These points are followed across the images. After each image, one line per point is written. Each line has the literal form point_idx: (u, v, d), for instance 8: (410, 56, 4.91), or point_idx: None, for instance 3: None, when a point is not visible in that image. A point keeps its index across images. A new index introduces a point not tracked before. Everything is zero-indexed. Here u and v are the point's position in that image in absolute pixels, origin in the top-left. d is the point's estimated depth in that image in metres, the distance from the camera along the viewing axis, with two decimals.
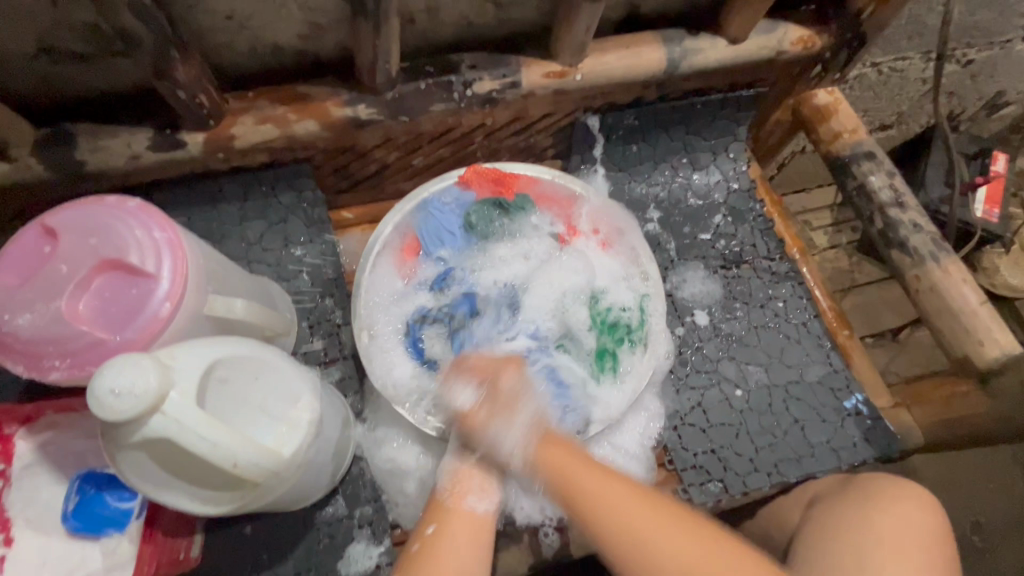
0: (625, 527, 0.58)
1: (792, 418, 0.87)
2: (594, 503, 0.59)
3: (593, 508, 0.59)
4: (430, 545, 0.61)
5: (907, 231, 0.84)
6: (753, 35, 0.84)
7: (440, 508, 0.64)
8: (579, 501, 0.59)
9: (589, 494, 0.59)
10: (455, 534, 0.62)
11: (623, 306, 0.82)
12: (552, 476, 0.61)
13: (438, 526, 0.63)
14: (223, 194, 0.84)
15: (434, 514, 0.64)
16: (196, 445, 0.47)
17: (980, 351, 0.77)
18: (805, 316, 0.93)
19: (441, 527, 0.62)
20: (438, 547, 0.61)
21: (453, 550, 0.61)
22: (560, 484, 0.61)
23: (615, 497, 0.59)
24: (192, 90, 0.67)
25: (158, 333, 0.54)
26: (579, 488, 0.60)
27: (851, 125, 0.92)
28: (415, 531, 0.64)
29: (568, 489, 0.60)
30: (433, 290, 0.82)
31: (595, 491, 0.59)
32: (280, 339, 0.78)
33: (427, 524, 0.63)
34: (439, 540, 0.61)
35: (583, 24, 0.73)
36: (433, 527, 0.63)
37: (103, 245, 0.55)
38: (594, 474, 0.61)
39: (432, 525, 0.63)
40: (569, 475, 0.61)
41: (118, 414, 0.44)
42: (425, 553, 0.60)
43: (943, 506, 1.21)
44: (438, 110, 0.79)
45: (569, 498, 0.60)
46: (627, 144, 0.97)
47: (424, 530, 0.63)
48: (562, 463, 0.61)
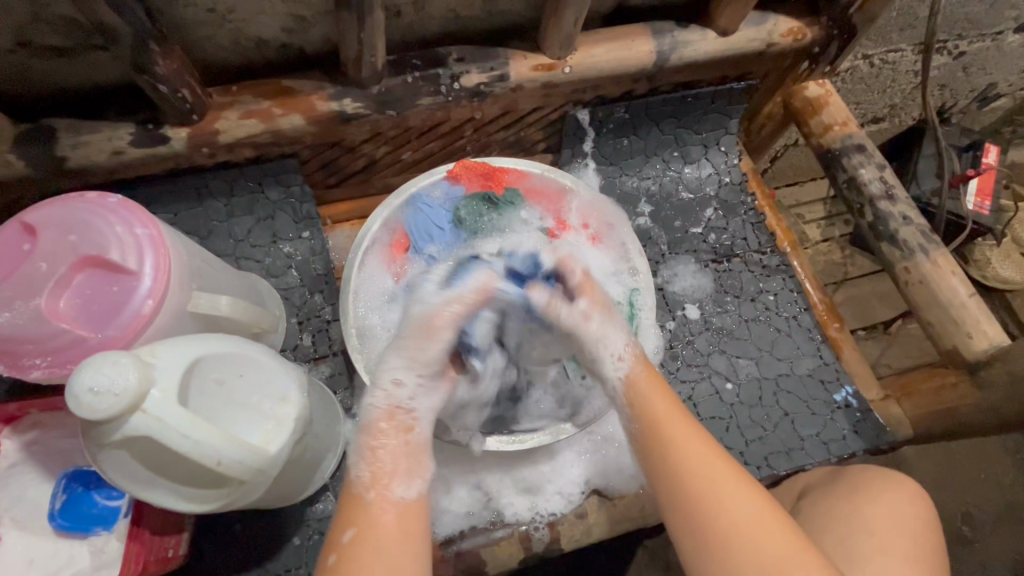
0: (703, 476, 0.54)
1: (782, 411, 0.87)
2: (674, 431, 0.58)
3: (673, 445, 0.57)
4: (350, 555, 0.52)
5: (897, 223, 0.84)
6: (743, 26, 0.83)
7: (359, 506, 0.55)
8: (663, 431, 0.58)
9: (677, 434, 0.57)
10: (380, 534, 0.54)
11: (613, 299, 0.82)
12: (638, 402, 0.61)
13: (358, 531, 0.53)
14: (210, 190, 0.83)
15: (352, 515, 0.55)
16: (179, 443, 0.47)
17: (969, 343, 0.77)
18: (796, 309, 0.93)
19: (360, 529, 0.54)
20: (360, 554, 0.52)
21: (371, 560, 0.52)
22: (647, 419, 0.59)
23: (694, 448, 0.56)
24: (174, 84, 0.66)
25: (140, 331, 0.54)
26: (665, 428, 0.58)
27: (842, 118, 0.92)
28: (331, 544, 0.54)
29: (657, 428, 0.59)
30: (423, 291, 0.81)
31: (682, 435, 0.57)
32: (268, 335, 0.78)
33: (344, 529, 0.54)
34: (361, 550, 0.52)
35: (571, 16, 0.72)
36: (353, 533, 0.53)
37: (82, 243, 0.54)
38: (689, 423, 0.58)
39: (350, 531, 0.54)
40: (657, 402, 0.60)
41: (97, 412, 0.43)
42: (343, 567, 0.52)
43: (934, 496, 1.22)
44: (425, 103, 0.78)
45: (653, 432, 0.58)
46: (618, 138, 0.97)
47: (340, 537, 0.54)
48: (654, 400, 0.60)
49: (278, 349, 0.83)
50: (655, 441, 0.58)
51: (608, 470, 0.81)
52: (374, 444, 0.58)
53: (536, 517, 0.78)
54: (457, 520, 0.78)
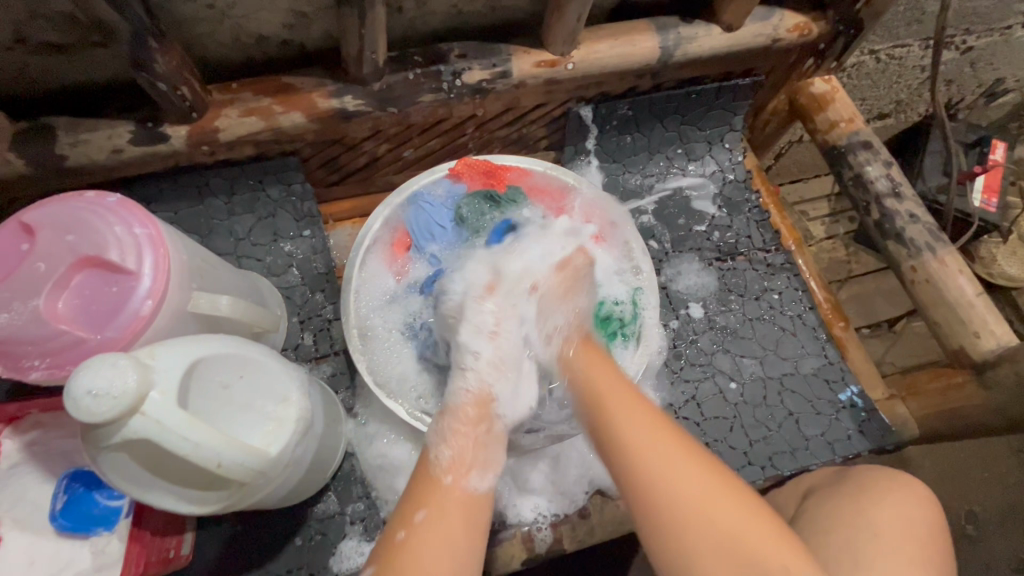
0: (659, 457, 0.53)
1: (787, 411, 0.86)
2: (615, 413, 0.57)
3: (630, 429, 0.55)
4: (420, 535, 0.53)
5: (904, 221, 0.83)
6: (749, 22, 0.82)
7: (435, 485, 0.57)
8: (612, 411, 0.57)
9: (623, 412, 0.57)
10: (452, 514, 0.55)
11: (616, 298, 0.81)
12: (588, 381, 0.62)
13: (431, 512, 0.54)
14: (210, 188, 0.83)
15: (424, 497, 0.56)
16: (179, 445, 0.46)
17: (976, 343, 0.77)
18: (801, 308, 0.93)
19: (434, 510, 0.55)
20: (446, 532, 0.53)
21: (455, 541, 0.53)
22: (595, 394, 0.60)
23: (644, 423, 0.56)
24: (173, 81, 0.65)
25: (139, 332, 0.53)
26: (612, 407, 0.58)
27: (848, 114, 0.91)
28: (396, 522, 0.55)
29: (605, 405, 0.59)
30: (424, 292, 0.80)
31: (632, 419, 0.56)
32: (268, 335, 0.77)
33: (415, 510, 0.55)
34: (439, 529, 0.53)
35: (575, 11, 0.71)
36: (427, 514, 0.54)
37: (80, 243, 0.53)
38: (631, 405, 0.57)
39: (422, 512, 0.55)
40: (601, 381, 0.61)
41: (96, 416, 0.43)
42: (410, 547, 0.52)
43: (939, 495, 1.21)
44: (427, 100, 0.77)
45: (602, 409, 0.58)
46: (621, 135, 0.96)
47: (412, 516, 0.54)
48: (600, 381, 0.61)
49: (280, 349, 0.83)
50: (601, 423, 0.57)
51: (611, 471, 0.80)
52: (455, 424, 0.61)
53: (539, 517, 0.78)
54: None
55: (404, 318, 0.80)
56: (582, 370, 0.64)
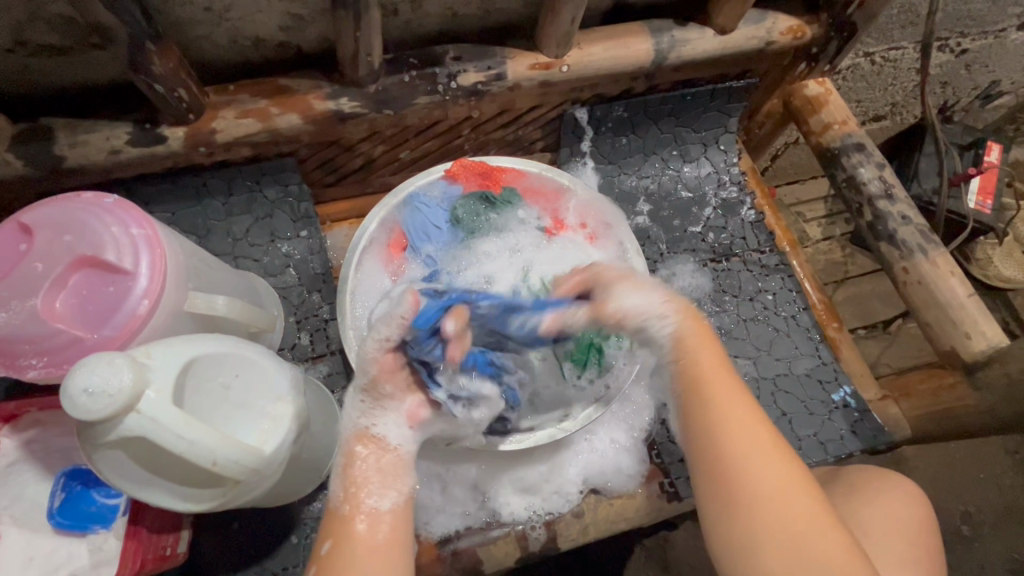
0: (749, 452, 0.53)
1: (780, 411, 0.87)
2: (721, 401, 0.55)
3: (724, 418, 0.55)
4: (330, 564, 0.53)
5: (896, 223, 0.84)
6: (742, 25, 0.83)
7: (336, 518, 0.55)
8: (709, 406, 0.55)
9: (719, 401, 0.56)
10: (358, 544, 0.54)
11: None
12: (684, 368, 0.58)
13: (332, 544, 0.54)
14: (207, 189, 0.84)
15: (329, 529, 0.56)
16: (174, 443, 0.47)
17: (966, 344, 0.77)
18: (794, 308, 0.93)
19: (337, 542, 0.54)
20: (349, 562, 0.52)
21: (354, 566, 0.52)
22: (691, 396, 0.57)
23: (741, 415, 0.55)
24: (170, 83, 0.66)
25: (136, 331, 0.54)
26: (710, 392, 0.56)
27: (841, 117, 0.91)
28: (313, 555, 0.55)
29: (704, 387, 0.57)
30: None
31: (733, 412, 0.55)
32: (265, 335, 0.78)
33: (322, 541, 0.55)
34: (340, 558, 0.53)
35: (569, 14, 0.72)
36: (328, 545, 0.54)
37: (78, 243, 0.54)
38: (737, 395, 0.56)
39: (326, 543, 0.55)
40: (700, 359, 0.58)
41: (92, 413, 0.43)
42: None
43: (933, 496, 1.22)
44: (422, 102, 0.78)
45: (701, 402, 0.56)
46: (617, 136, 0.96)
47: (320, 549, 0.55)
48: (701, 359, 0.58)
49: (276, 348, 0.83)
50: (700, 405, 0.56)
51: (605, 468, 0.81)
52: (348, 457, 0.58)
53: (533, 515, 0.79)
54: (451, 521, 0.77)
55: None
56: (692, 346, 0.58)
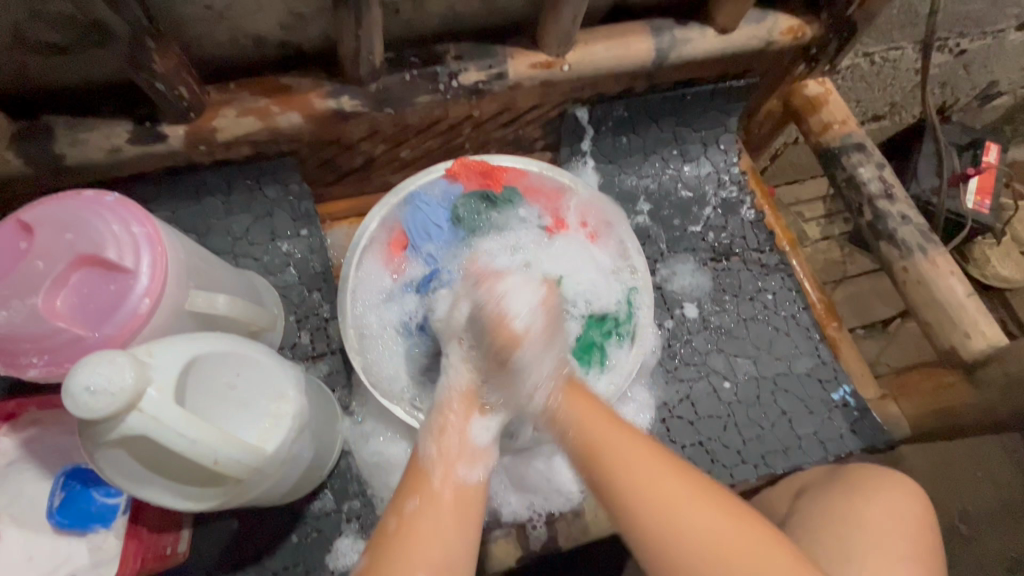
0: (644, 481, 0.54)
1: (780, 410, 0.87)
2: (608, 441, 0.57)
3: (632, 476, 0.55)
4: (409, 527, 0.55)
5: (896, 222, 0.84)
6: (742, 25, 0.83)
7: (421, 478, 0.59)
8: (601, 458, 0.57)
9: (609, 446, 0.57)
10: (439, 506, 0.57)
11: (612, 299, 0.81)
12: (578, 432, 0.60)
13: (420, 503, 0.57)
14: (208, 187, 0.83)
15: (413, 488, 0.58)
16: (176, 442, 0.47)
17: (966, 342, 0.77)
18: (795, 308, 0.93)
19: (423, 504, 0.57)
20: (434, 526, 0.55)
21: (438, 528, 0.55)
22: (586, 443, 0.58)
23: (642, 466, 0.55)
24: (171, 81, 0.66)
25: (137, 330, 0.54)
26: (604, 458, 0.57)
27: (841, 116, 0.92)
28: (389, 511, 0.58)
29: (597, 453, 0.57)
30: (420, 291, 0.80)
31: (634, 458, 0.56)
32: (266, 334, 0.78)
33: (407, 498, 0.57)
34: (428, 517, 0.55)
35: (570, 13, 0.72)
36: (414, 505, 0.56)
37: (78, 241, 0.54)
38: (620, 429, 0.58)
39: (411, 502, 0.57)
40: (588, 426, 0.59)
41: (94, 412, 0.43)
42: (406, 535, 0.54)
43: (931, 494, 1.22)
44: (423, 101, 0.78)
45: (593, 458, 0.57)
46: (617, 136, 0.97)
47: (404, 506, 0.57)
48: (580, 408, 0.61)
49: (277, 347, 0.83)
50: (594, 462, 0.57)
51: None
52: (448, 416, 0.63)
53: (534, 514, 0.79)
54: None
55: (402, 317, 0.80)
56: (570, 411, 0.61)
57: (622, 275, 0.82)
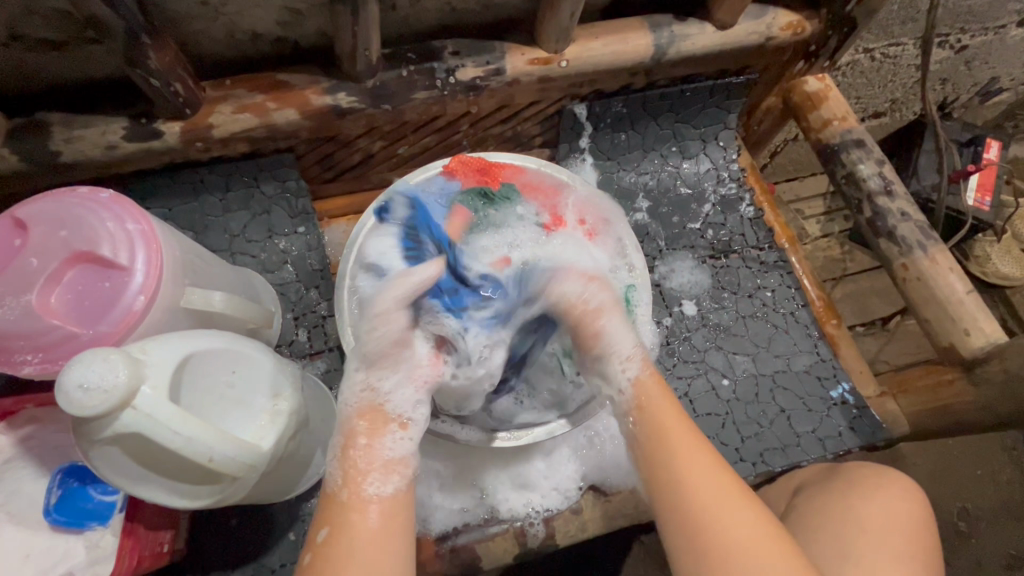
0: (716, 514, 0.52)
1: (778, 408, 0.87)
2: (690, 463, 0.55)
3: (693, 487, 0.54)
4: (324, 554, 0.51)
5: (895, 219, 0.84)
6: (742, 20, 0.83)
7: (334, 504, 0.54)
8: (678, 473, 0.55)
9: (687, 464, 0.55)
10: (355, 534, 0.51)
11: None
12: (643, 417, 0.59)
13: (331, 531, 0.52)
14: (205, 184, 0.83)
15: (327, 514, 0.53)
16: (171, 440, 0.47)
17: (966, 340, 0.76)
18: (793, 305, 0.93)
19: (335, 529, 0.52)
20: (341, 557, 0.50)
21: (348, 559, 0.50)
22: (653, 446, 0.58)
23: (705, 475, 0.54)
24: (167, 78, 0.65)
25: (132, 327, 0.54)
26: (671, 440, 0.57)
27: (841, 113, 0.91)
28: (307, 542, 0.53)
29: (668, 438, 0.57)
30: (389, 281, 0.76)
31: (699, 465, 0.55)
32: (263, 331, 0.78)
33: (318, 527, 0.53)
34: (338, 547, 0.51)
35: (568, 9, 0.71)
36: (324, 534, 0.52)
37: (73, 238, 0.54)
38: (696, 446, 0.57)
39: (322, 531, 0.53)
40: (665, 412, 0.59)
41: (87, 410, 0.43)
42: (320, 564, 0.50)
43: (931, 492, 1.22)
44: (421, 97, 0.77)
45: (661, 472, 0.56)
46: (616, 132, 0.96)
47: (314, 536, 0.53)
48: (662, 411, 0.59)
49: (274, 345, 0.83)
50: (662, 474, 0.56)
51: (605, 465, 0.80)
52: (355, 436, 0.56)
53: (532, 512, 0.79)
54: (448, 517, 0.77)
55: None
56: (648, 398, 0.60)
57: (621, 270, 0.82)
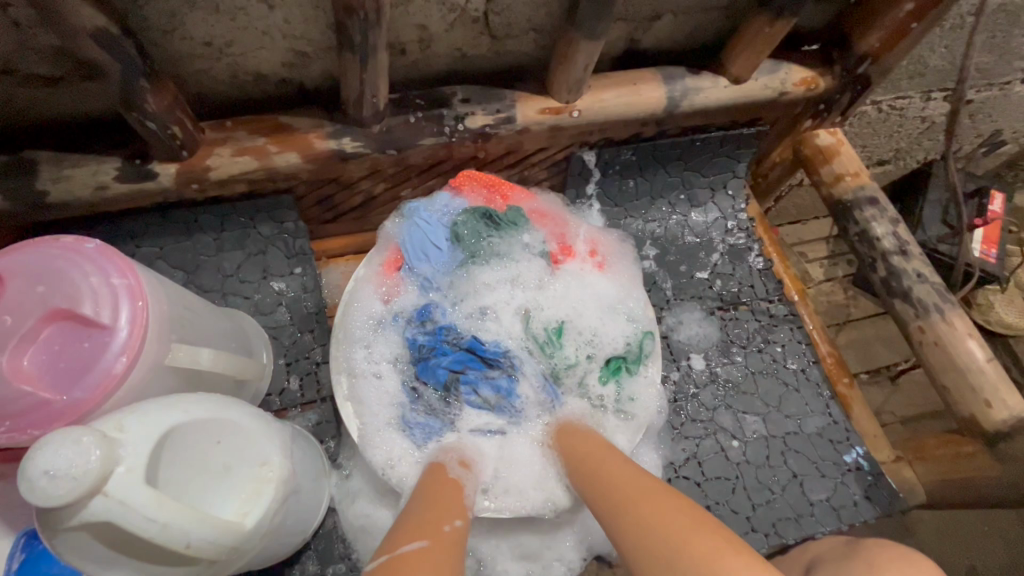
0: (639, 497, 0.51)
1: (791, 473, 0.83)
2: (622, 488, 0.53)
3: (614, 476, 0.56)
4: (453, 538, 0.51)
5: (911, 280, 0.81)
6: (757, 75, 0.81)
7: (451, 506, 0.56)
8: (606, 492, 0.55)
9: (605, 463, 0.59)
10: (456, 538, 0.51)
11: (620, 340, 0.77)
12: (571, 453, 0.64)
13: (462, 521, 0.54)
14: (198, 224, 0.80)
15: (449, 511, 0.55)
16: (143, 528, 0.42)
17: (987, 412, 0.72)
18: (804, 362, 0.90)
19: (456, 527, 0.53)
20: (441, 560, 0.47)
21: (440, 567, 0.45)
22: (578, 463, 0.62)
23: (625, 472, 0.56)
24: (164, 121, 0.62)
25: (111, 392, 0.50)
26: (592, 456, 0.61)
27: (854, 168, 0.89)
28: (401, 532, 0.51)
29: (588, 462, 0.60)
30: (411, 322, 0.75)
31: (618, 470, 0.57)
32: (252, 382, 0.73)
33: (445, 521, 0.53)
34: (444, 551, 0.48)
35: (582, 60, 0.70)
36: (421, 545, 0.48)
37: (51, 294, 0.50)
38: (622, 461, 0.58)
39: (424, 541, 0.48)
40: (584, 445, 0.64)
41: (52, 499, 0.38)
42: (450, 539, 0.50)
43: (939, 552, 1.18)
44: (428, 144, 0.75)
45: (593, 479, 0.58)
46: (624, 179, 0.94)
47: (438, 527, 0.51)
48: (584, 445, 0.64)
49: (263, 393, 0.79)
50: (597, 491, 0.56)
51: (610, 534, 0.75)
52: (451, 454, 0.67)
53: None
54: None
55: (401, 380, 0.73)
56: (571, 433, 0.67)
57: (631, 311, 0.79)
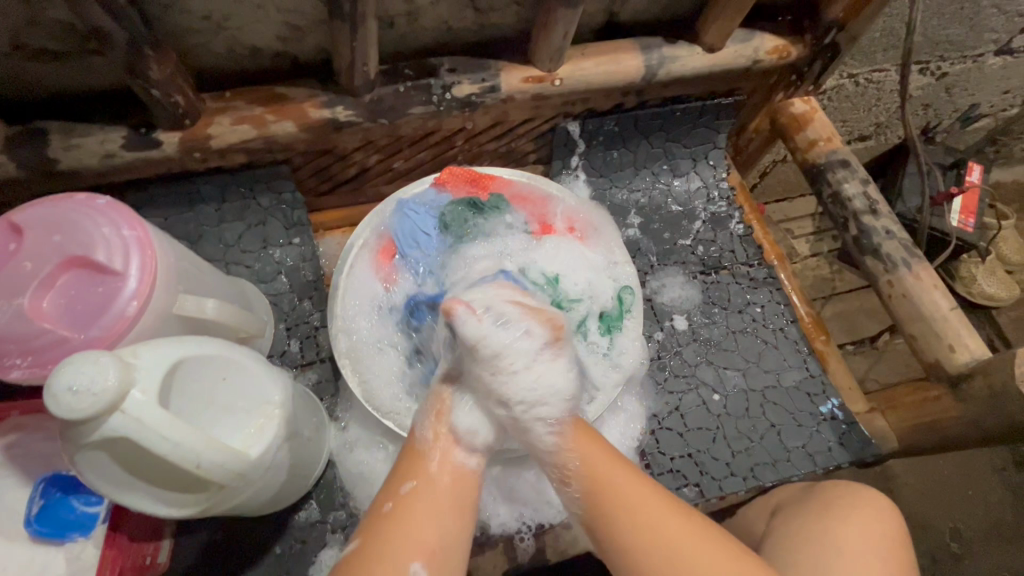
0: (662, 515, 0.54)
1: (769, 423, 0.87)
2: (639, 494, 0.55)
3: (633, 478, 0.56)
4: (407, 502, 0.54)
5: (880, 237, 0.85)
6: (730, 43, 0.85)
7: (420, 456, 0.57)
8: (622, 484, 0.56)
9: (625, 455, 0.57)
10: (438, 491, 0.55)
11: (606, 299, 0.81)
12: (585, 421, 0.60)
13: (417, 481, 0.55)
14: (200, 195, 0.84)
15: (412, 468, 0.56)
16: (157, 445, 0.46)
17: (951, 356, 0.77)
18: (783, 321, 0.94)
19: (421, 482, 0.55)
20: (443, 524, 0.52)
21: (438, 522, 0.52)
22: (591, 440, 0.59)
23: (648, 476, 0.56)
24: (167, 88, 0.66)
25: (123, 333, 0.54)
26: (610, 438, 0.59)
27: (826, 134, 0.94)
28: (386, 495, 0.55)
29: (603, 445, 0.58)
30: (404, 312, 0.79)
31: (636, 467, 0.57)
32: (254, 341, 0.77)
33: (403, 484, 0.55)
34: (423, 512, 0.53)
35: (561, 29, 0.74)
36: (391, 510, 0.53)
37: (67, 243, 0.54)
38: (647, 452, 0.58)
39: (389, 505, 0.54)
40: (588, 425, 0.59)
41: (76, 412, 0.42)
42: (402, 505, 0.53)
43: (921, 510, 1.23)
44: (417, 113, 0.79)
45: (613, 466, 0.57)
46: (608, 150, 0.98)
47: (399, 490, 0.55)
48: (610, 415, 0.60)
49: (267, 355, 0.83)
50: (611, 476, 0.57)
51: None
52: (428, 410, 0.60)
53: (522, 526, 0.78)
54: None
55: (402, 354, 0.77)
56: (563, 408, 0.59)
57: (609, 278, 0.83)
